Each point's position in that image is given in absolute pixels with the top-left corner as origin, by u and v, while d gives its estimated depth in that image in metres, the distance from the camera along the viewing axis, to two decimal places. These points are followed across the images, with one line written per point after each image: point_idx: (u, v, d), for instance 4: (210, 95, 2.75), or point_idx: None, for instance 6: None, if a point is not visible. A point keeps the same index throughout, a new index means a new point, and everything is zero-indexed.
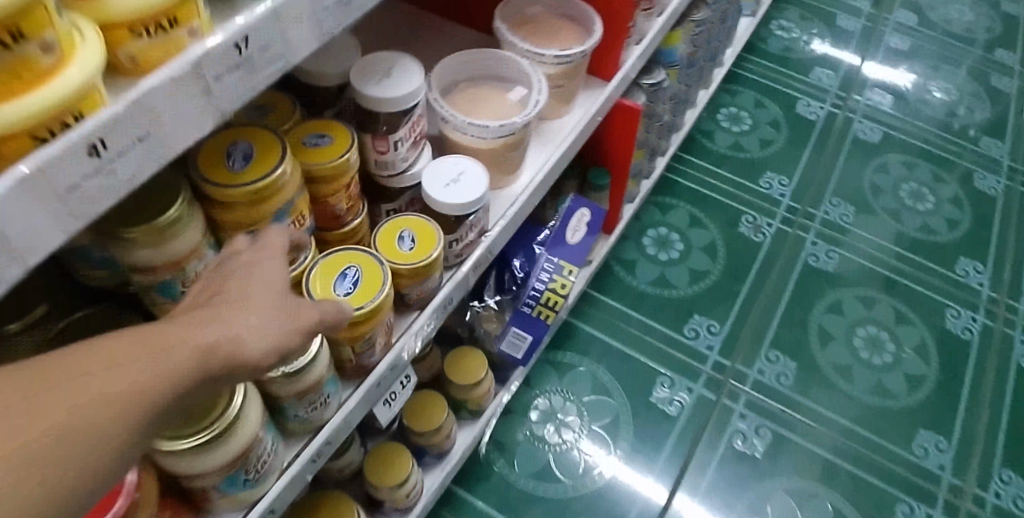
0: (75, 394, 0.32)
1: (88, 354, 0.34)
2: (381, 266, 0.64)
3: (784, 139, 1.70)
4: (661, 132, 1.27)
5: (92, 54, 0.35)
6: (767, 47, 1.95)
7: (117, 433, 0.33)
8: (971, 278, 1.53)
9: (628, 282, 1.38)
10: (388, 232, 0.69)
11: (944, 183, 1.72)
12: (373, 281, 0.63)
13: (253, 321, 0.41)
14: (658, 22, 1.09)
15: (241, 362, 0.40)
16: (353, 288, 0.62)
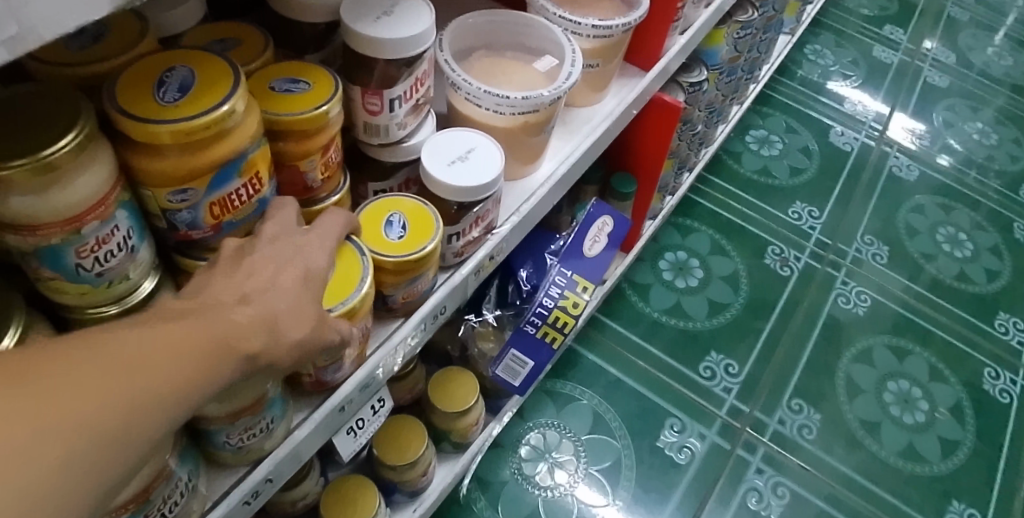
0: (84, 412, 0.25)
1: (103, 348, 0.27)
2: (361, 258, 0.49)
3: (816, 169, 1.57)
4: (693, 142, 1.13)
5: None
6: (801, 71, 1.83)
7: (131, 452, 0.27)
8: (1011, 336, 1.38)
9: (642, 309, 1.24)
10: (372, 215, 0.54)
11: (982, 231, 1.59)
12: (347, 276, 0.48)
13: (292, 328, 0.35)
14: (705, 14, 0.95)
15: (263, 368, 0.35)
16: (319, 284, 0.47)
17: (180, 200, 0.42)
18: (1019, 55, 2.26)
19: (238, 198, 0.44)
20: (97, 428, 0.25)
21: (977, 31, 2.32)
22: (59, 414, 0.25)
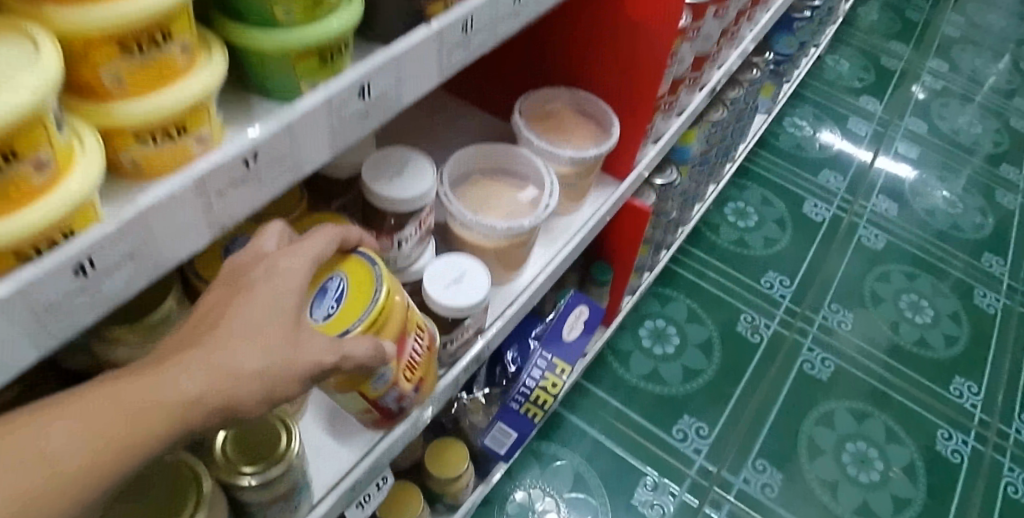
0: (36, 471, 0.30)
1: (61, 427, 0.32)
2: (371, 267, 0.55)
3: (788, 240, 1.70)
4: (668, 227, 1.26)
5: (87, 171, 0.35)
6: (779, 143, 1.97)
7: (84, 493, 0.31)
8: (965, 400, 1.50)
9: (621, 374, 1.36)
10: None
11: (943, 297, 1.71)
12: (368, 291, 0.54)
13: (265, 371, 0.39)
14: (675, 123, 1.08)
15: (239, 416, 0.38)
16: (338, 304, 0.53)
17: None
18: (986, 123, 2.41)
19: None
20: (49, 482, 0.30)
21: (948, 100, 2.47)
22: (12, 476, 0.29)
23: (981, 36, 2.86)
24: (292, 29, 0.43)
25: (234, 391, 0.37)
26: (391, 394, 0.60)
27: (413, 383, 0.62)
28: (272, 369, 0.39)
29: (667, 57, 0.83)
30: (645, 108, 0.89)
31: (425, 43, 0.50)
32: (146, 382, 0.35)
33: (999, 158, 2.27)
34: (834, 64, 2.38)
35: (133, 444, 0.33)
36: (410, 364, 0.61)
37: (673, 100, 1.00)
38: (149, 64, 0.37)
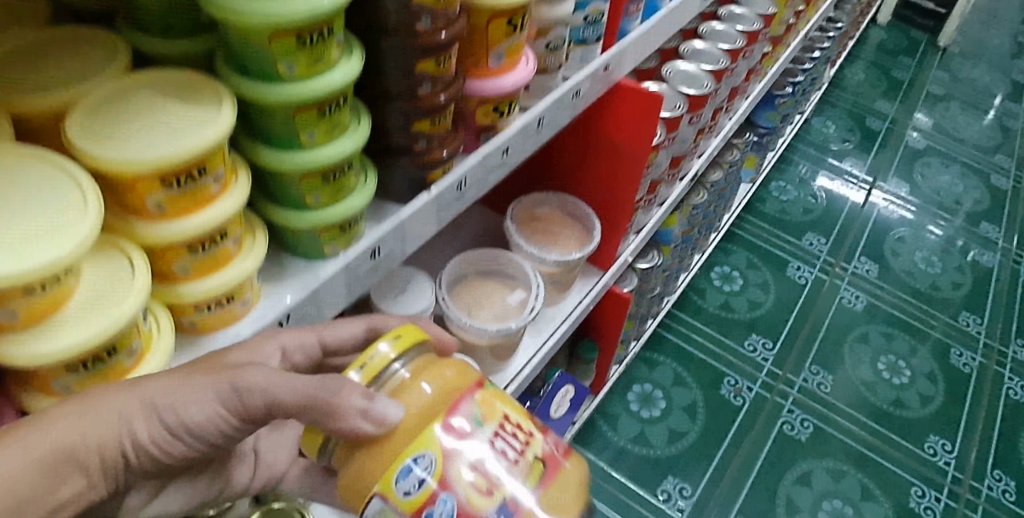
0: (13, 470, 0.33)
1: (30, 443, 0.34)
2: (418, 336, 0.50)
3: (771, 303, 1.81)
4: (652, 301, 1.36)
5: (159, 355, 0.47)
6: (765, 208, 2.08)
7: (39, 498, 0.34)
8: (938, 457, 1.58)
9: (610, 437, 1.45)
10: None
11: (920, 357, 1.78)
12: (426, 358, 0.50)
13: (177, 412, 0.40)
14: (657, 213, 1.18)
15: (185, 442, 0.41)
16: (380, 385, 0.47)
17: None
18: (967, 182, 2.40)
19: None
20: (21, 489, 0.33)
21: (929, 159, 2.46)
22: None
23: (958, 91, 2.83)
24: (318, 211, 0.54)
25: (138, 430, 0.39)
26: (441, 509, 0.42)
27: (483, 500, 0.43)
28: (185, 410, 0.40)
29: (641, 171, 0.94)
30: (622, 210, 1.00)
31: (424, 204, 0.62)
32: (50, 424, 0.35)
33: (979, 217, 2.28)
34: (820, 125, 2.47)
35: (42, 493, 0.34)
36: (485, 469, 0.44)
37: (652, 196, 1.11)
38: (209, 258, 0.48)
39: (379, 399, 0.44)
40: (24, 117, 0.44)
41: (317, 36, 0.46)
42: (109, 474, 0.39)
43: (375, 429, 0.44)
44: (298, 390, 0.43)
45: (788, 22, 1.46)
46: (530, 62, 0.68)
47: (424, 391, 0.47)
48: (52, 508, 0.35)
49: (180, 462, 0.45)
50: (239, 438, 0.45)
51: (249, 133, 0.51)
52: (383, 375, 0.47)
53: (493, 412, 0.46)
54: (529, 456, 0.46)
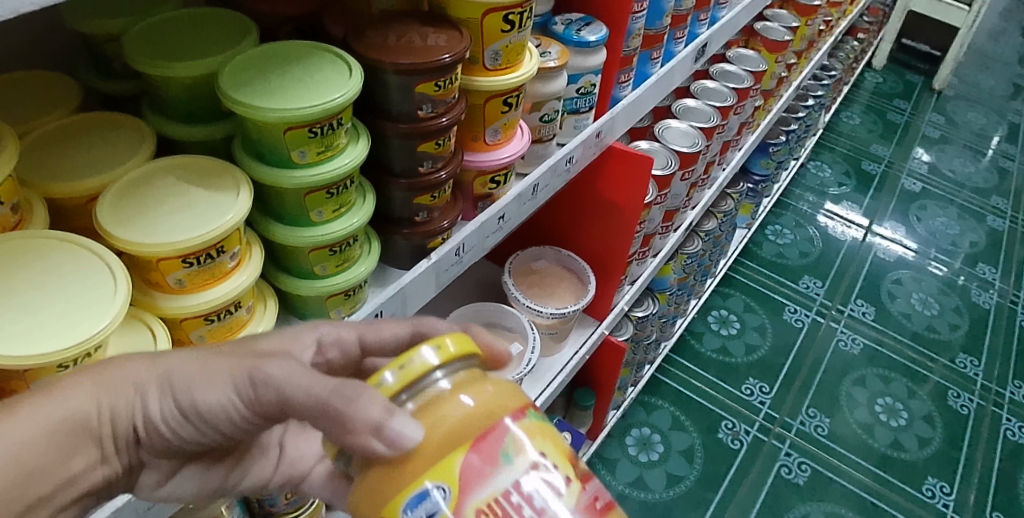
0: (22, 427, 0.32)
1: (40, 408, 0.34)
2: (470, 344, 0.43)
3: (768, 346, 1.83)
4: (648, 348, 1.40)
5: None
6: (761, 252, 2.12)
7: (45, 468, 0.33)
8: (937, 500, 1.57)
9: (609, 481, 1.47)
10: None
11: (917, 400, 1.78)
12: (472, 371, 0.43)
13: (191, 392, 0.40)
14: (651, 263, 1.22)
15: (195, 420, 0.41)
16: (412, 397, 0.41)
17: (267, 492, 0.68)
18: (964, 224, 2.41)
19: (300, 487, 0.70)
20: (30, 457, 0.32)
21: (925, 202, 2.47)
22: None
23: (956, 134, 2.86)
24: (325, 280, 0.58)
25: (148, 404, 0.39)
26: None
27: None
28: (199, 392, 0.40)
29: (633, 227, 0.98)
30: (617, 264, 1.04)
31: (425, 270, 0.65)
32: (68, 392, 0.35)
33: (975, 258, 2.28)
34: (816, 170, 2.52)
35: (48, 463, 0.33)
36: (506, 513, 0.38)
37: (646, 249, 1.15)
38: (223, 325, 0.52)
39: (398, 417, 0.38)
40: (57, 199, 0.47)
41: (327, 128, 0.51)
42: (120, 446, 0.39)
43: (388, 452, 0.39)
44: (311, 393, 0.40)
45: (777, 76, 1.51)
46: (524, 134, 0.73)
47: (461, 406, 0.40)
48: (65, 479, 0.35)
49: (189, 446, 0.44)
50: (250, 428, 0.44)
51: (264, 210, 0.55)
52: (418, 384, 0.41)
53: (529, 450, 0.40)
54: (561, 507, 0.39)
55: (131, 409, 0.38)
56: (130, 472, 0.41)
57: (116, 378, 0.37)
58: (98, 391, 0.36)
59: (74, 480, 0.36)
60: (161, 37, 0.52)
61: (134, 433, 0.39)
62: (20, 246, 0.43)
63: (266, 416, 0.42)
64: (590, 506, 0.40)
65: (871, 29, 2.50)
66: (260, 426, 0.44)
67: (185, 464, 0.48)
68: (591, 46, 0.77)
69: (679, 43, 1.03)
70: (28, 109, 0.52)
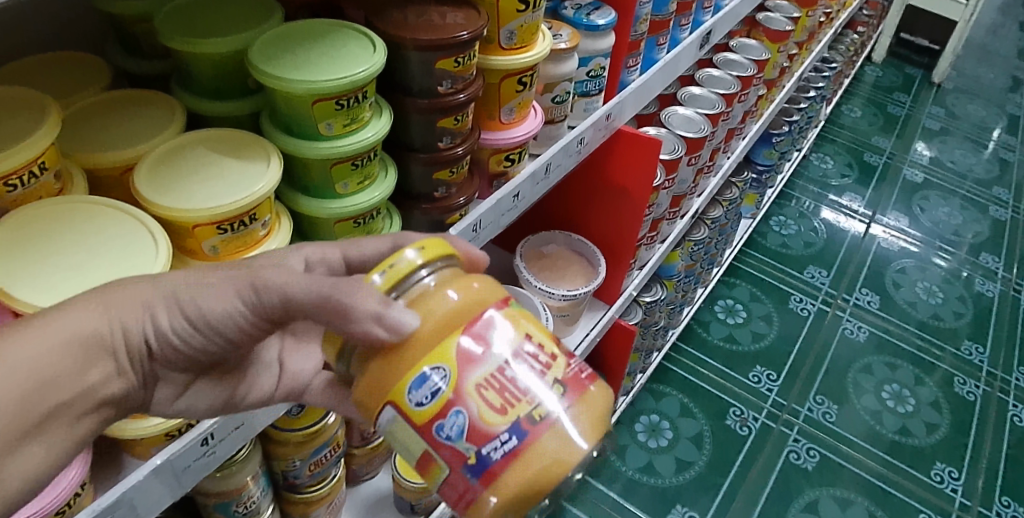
0: (27, 341, 0.32)
1: (44, 327, 0.33)
2: (450, 248, 0.47)
3: (774, 335, 1.85)
4: (656, 334, 1.42)
5: None
6: (766, 242, 2.14)
7: (61, 381, 0.33)
8: (945, 485, 1.58)
9: (619, 467, 1.50)
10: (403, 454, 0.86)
11: (923, 387, 1.79)
12: (454, 271, 0.46)
13: (196, 302, 0.40)
14: (659, 249, 1.24)
15: (205, 325, 0.41)
16: (401, 293, 0.44)
17: (295, 464, 0.72)
18: (966, 214, 2.42)
19: (325, 458, 0.75)
20: (43, 372, 0.32)
21: (928, 192, 2.48)
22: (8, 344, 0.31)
23: (959, 127, 2.87)
24: None
25: (158, 316, 0.39)
26: (452, 422, 0.40)
27: (495, 418, 0.40)
28: (203, 301, 0.40)
29: (642, 210, 1.00)
30: (626, 247, 1.06)
31: None
32: (74, 309, 0.35)
33: (978, 247, 2.29)
34: (818, 162, 2.53)
35: (61, 375, 0.33)
36: (502, 387, 0.41)
37: (654, 234, 1.16)
38: None
39: (395, 307, 0.42)
40: (94, 170, 0.49)
41: (352, 100, 0.53)
42: (135, 360, 0.39)
43: (389, 338, 0.41)
44: (313, 291, 0.42)
45: (780, 66, 1.53)
46: (537, 114, 0.75)
47: (447, 300, 0.43)
48: (81, 389, 0.34)
49: (199, 359, 0.45)
50: (256, 335, 0.44)
51: (291, 184, 0.58)
52: (406, 283, 0.44)
53: (516, 333, 0.43)
54: (551, 378, 0.43)
55: (141, 323, 0.38)
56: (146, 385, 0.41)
57: (121, 296, 0.38)
58: (103, 311, 0.36)
59: (93, 392, 0.35)
60: (191, 17, 0.54)
61: (147, 348, 0.39)
62: (61, 210, 0.45)
63: (271, 320, 0.43)
64: (576, 377, 0.44)
65: (871, 22, 2.52)
66: (266, 333, 0.45)
67: (198, 378, 0.48)
68: (602, 29, 0.79)
69: (684, 30, 1.05)
70: (59, 88, 0.54)
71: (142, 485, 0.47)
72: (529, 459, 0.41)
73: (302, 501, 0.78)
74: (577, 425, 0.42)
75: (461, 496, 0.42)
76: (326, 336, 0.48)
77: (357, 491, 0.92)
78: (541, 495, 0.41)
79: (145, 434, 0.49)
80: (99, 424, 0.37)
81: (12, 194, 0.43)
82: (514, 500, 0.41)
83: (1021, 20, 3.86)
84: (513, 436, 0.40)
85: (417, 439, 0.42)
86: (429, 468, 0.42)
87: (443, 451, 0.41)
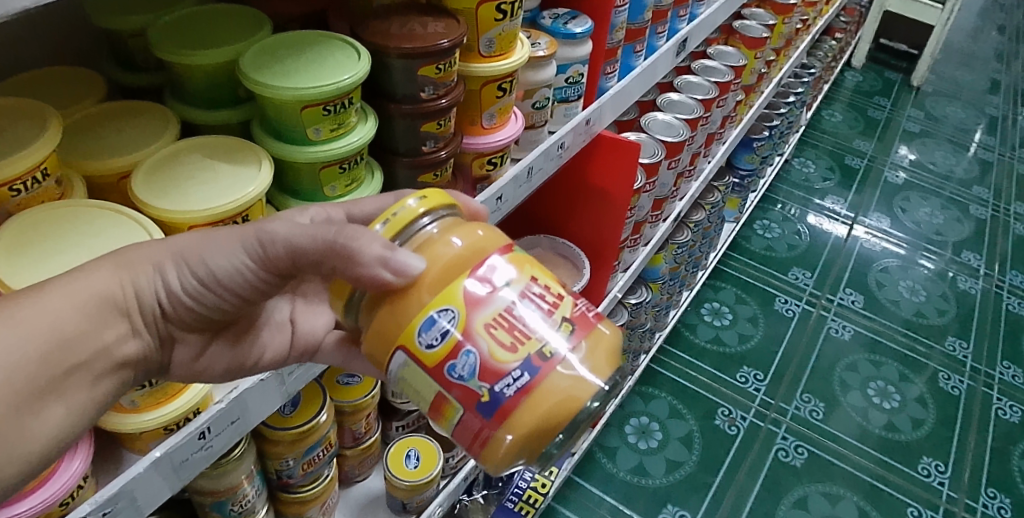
0: (42, 304, 0.34)
1: (58, 290, 0.35)
2: (449, 198, 0.50)
3: (760, 335, 1.89)
4: (643, 336, 1.45)
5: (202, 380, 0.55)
6: (750, 246, 2.18)
7: (79, 343, 0.35)
8: (932, 478, 1.61)
9: (609, 468, 1.52)
10: (399, 452, 0.88)
11: (909, 383, 1.82)
12: (455, 219, 0.49)
13: (205, 261, 0.42)
14: (643, 252, 1.27)
15: (220, 282, 0.43)
16: (404, 244, 0.47)
17: (288, 463, 0.74)
18: (948, 213, 2.47)
19: (318, 457, 0.77)
20: (64, 332, 0.34)
21: (909, 193, 2.53)
22: (28, 306, 0.33)
23: (940, 129, 2.93)
24: None
25: (169, 276, 0.41)
26: (463, 362, 0.44)
27: (506, 356, 0.44)
28: (211, 258, 0.42)
29: (624, 212, 1.03)
30: (610, 250, 1.08)
31: None
32: (87, 273, 0.37)
33: (959, 245, 2.34)
34: (800, 166, 2.58)
35: (78, 334, 0.35)
36: (511, 326, 0.44)
37: (636, 237, 1.19)
38: None
39: (400, 251, 0.44)
40: (94, 176, 0.52)
41: (338, 106, 0.56)
42: (148, 320, 0.41)
43: (396, 279, 0.44)
44: (317, 238, 0.44)
45: (758, 72, 1.57)
46: (518, 119, 0.77)
47: (452, 246, 0.46)
48: (98, 348, 0.37)
49: (212, 316, 0.47)
50: (268, 289, 0.46)
51: (281, 187, 0.61)
52: (409, 230, 0.47)
53: (520, 276, 0.46)
54: (557, 317, 0.46)
55: (153, 282, 0.40)
56: (163, 345, 0.44)
57: (131, 259, 0.40)
58: (117, 272, 0.39)
59: (110, 351, 0.38)
60: (181, 30, 0.57)
61: (160, 307, 0.41)
62: (63, 212, 0.47)
63: (279, 273, 0.45)
64: (582, 316, 0.48)
65: (849, 29, 2.58)
66: (275, 288, 0.47)
67: (215, 339, 0.50)
68: (579, 37, 0.82)
69: (660, 38, 1.08)
70: (58, 100, 0.56)
71: (142, 477, 0.49)
72: (541, 394, 0.44)
73: (295, 501, 0.80)
74: (585, 362, 0.46)
75: (476, 434, 0.46)
76: (332, 292, 0.51)
77: (349, 493, 0.94)
78: (553, 427, 0.46)
79: (151, 426, 0.52)
80: (119, 385, 0.39)
81: (15, 199, 0.46)
82: (527, 433, 0.45)
83: (996, 24, 3.96)
84: (525, 373, 0.44)
85: (430, 380, 0.45)
86: (444, 409, 0.46)
87: (455, 391, 0.45)
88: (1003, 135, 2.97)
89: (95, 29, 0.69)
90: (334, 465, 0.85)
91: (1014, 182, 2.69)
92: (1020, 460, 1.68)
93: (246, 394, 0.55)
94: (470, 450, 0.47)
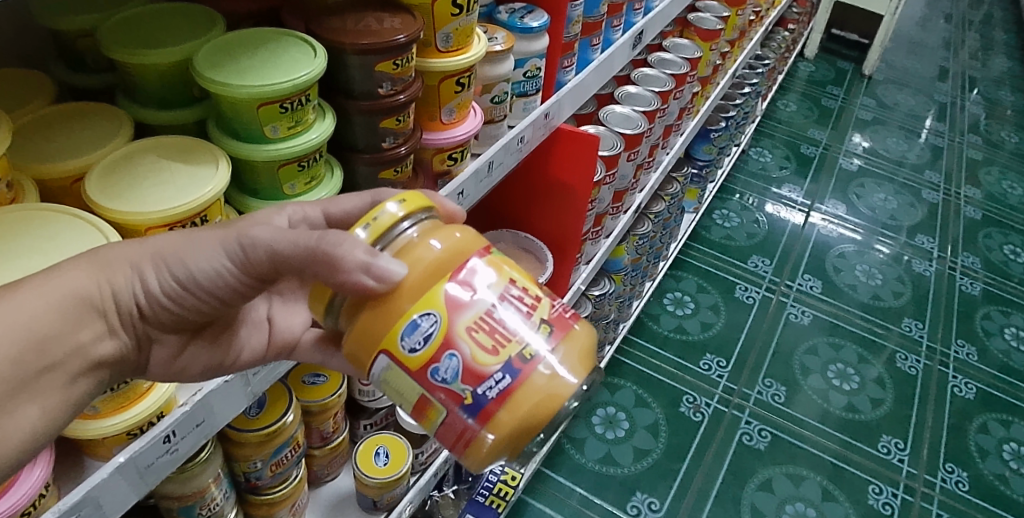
0: (19, 301, 0.34)
1: (37, 289, 0.35)
2: (428, 201, 0.50)
3: (723, 322, 1.93)
4: (607, 326, 1.48)
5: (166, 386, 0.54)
6: (710, 235, 2.23)
7: (55, 340, 0.35)
8: (892, 455, 1.67)
9: (577, 459, 1.54)
10: (368, 450, 0.88)
11: (867, 365, 1.88)
12: (434, 222, 0.49)
13: (184, 262, 0.42)
14: (605, 243, 1.29)
15: (198, 285, 0.43)
16: (385, 250, 0.47)
17: (256, 465, 0.74)
18: (901, 199, 2.55)
19: (286, 458, 0.77)
20: (39, 330, 0.34)
21: (863, 180, 2.61)
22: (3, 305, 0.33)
23: (891, 116, 3.03)
24: None
25: (149, 276, 0.41)
26: (446, 365, 0.44)
27: (488, 359, 0.45)
28: (192, 261, 0.42)
29: (584, 204, 1.04)
30: (572, 243, 1.10)
31: None
32: (63, 273, 0.37)
33: (913, 229, 2.42)
34: (757, 156, 2.64)
35: (55, 334, 0.35)
36: (492, 329, 0.45)
37: (598, 229, 1.21)
38: None
39: (382, 257, 0.44)
40: (44, 180, 0.51)
41: (295, 104, 0.56)
42: (125, 320, 0.40)
43: (377, 285, 0.44)
44: (300, 244, 0.43)
45: (713, 64, 1.60)
46: (477, 114, 0.78)
47: (432, 249, 0.47)
48: (73, 348, 0.36)
49: (190, 318, 0.47)
50: (246, 292, 0.46)
51: (240, 186, 0.60)
52: (390, 234, 0.47)
53: (499, 279, 0.47)
54: (536, 319, 0.47)
55: (131, 284, 0.40)
56: (140, 346, 0.44)
57: (110, 260, 0.39)
58: (94, 273, 0.38)
59: (85, 350, 0.37)
60: (132, 29, 0.56)
61: (137, 308, 0.41)
62: (19, 217, 0.46)
63: (259, 276, 0.45)
64: (560, 317, 0.49)
65: (800, 20, 2.64)
66: (255, 290, 0.47)
67: (193, 339, 0.50)
68: (535, 31, 0.83)
69: (617, 31, 1.10)
70: (5, 101, 0.55)
71: (106, 484, 0.49)
72: (522, 395, 0.45)
73: (265, 504, 0.79)
74: (564, 362, 0.47)
75: (460, 435, 0.47)
76: (312, 294, 0.50)
77: (320, 493, 0.94)
78: (534, 426, 0.46)
79: (113, 432, 0.51)
80: (95, 385, 0.39)
81: None
82: (510, 433, 0.46)
83: (944, 13, 4.09)
84: (506, 375, 0.45)
85: (413, 383, 0.45)
86: (427, 411, 0.47)
87: (438, 393, 0.45)
88: (952, 121, 3.07)
89: (41, 30, 0.67)
90: (303, 466, 0.85)
91: (962, 167, 2.80)
92: (975, 435, 1.75)
93: (211, 397, 0.55)
94: (453, 450, 0.48)
